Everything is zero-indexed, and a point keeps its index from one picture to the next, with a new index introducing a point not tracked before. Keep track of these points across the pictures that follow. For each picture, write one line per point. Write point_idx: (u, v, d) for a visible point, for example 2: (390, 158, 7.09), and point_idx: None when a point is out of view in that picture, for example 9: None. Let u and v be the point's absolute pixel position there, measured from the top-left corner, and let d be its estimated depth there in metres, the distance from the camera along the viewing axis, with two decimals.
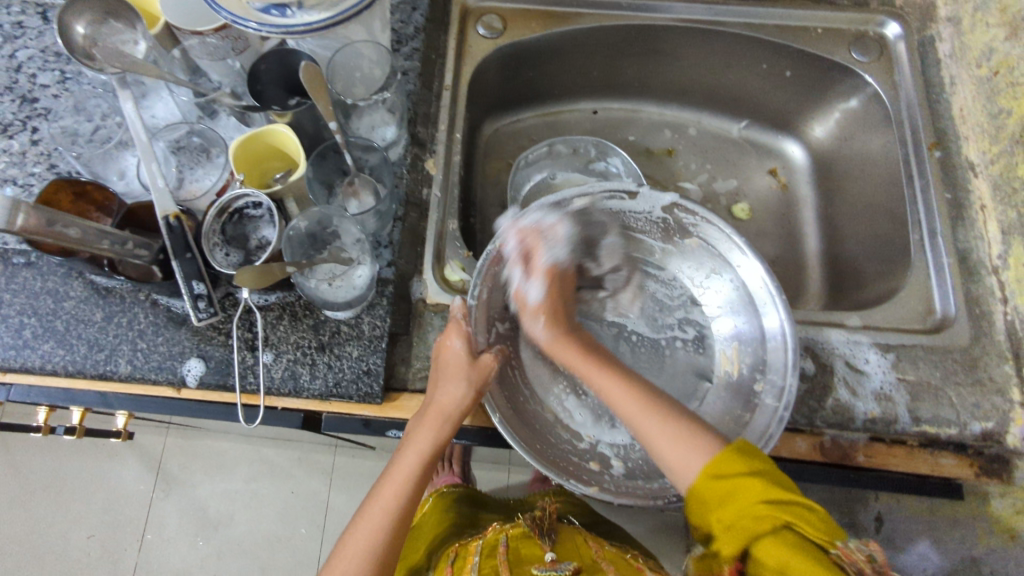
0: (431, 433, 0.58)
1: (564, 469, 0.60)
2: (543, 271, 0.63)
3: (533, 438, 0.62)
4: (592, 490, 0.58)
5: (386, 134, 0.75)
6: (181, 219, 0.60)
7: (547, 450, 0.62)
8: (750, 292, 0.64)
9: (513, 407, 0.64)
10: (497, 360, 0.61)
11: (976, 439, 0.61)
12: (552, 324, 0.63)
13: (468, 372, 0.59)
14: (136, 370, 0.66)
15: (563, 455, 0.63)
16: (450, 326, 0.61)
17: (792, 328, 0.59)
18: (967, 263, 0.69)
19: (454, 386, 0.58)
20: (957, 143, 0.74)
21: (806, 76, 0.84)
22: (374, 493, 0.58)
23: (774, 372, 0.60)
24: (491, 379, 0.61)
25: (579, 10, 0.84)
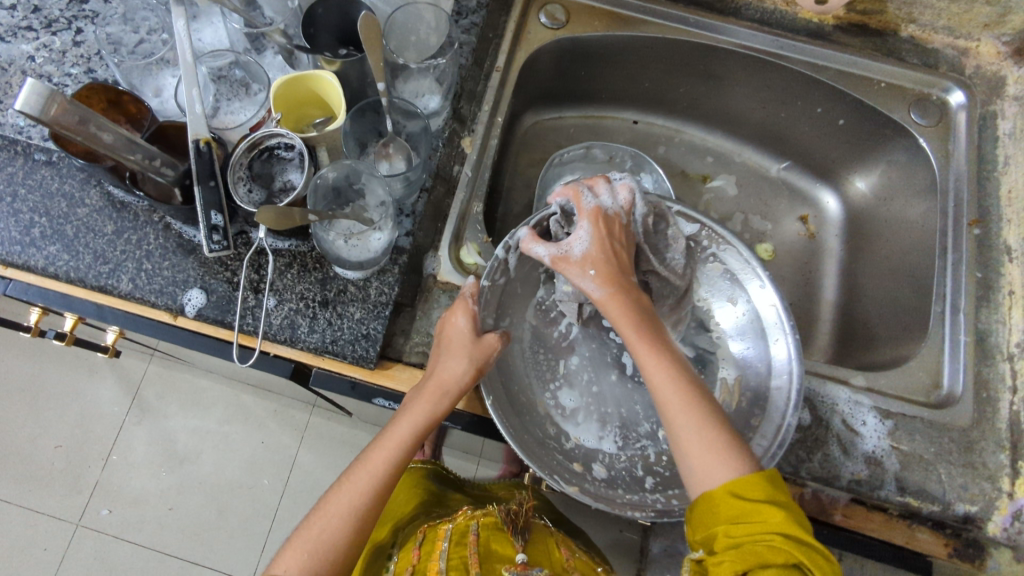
0: (428, 407, 0.57)
1: (547, 463, 0.60)
2: (588, 213, 0.58)
3: (521, 431, 0.61)
4: (572, 490, 0.58)
5: (429, 103, 0.74)
6: (211, 145, 0.59)
7: (534, 443, 0.61)
8: (766, 326, 0.63)
9: (508, 394, 0.63)
10: (500, 341, 0.59)
11: (956, 520, 0.60)
12: (602, 280, 0.57)
13: (471, 350, 0.58)
14: (136, 289, 0.65)
15: (549, 453, 0.62)
16: (457, 302, 0.60)
17: (801, 367, 0.59)
18: (983, 346, 0.67)
19: (455, 364, 0.57)
20: (998, 223, 0.72)
21: (859, 128, 0.83)
22: (366, 454, 0.57)
23: (775, 409, 0.60)
24: (493, 359, 0.59)
25: (645, 17, 0.84)
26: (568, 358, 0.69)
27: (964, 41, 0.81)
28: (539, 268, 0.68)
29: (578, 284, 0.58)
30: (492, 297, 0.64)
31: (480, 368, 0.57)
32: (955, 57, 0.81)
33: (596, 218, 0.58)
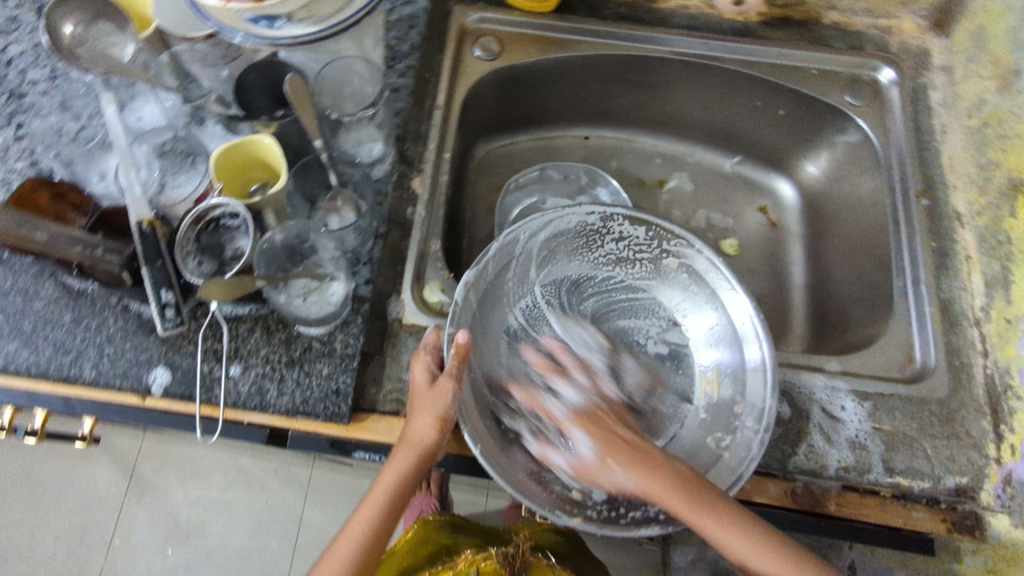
0: (404, 463, 0.57)
1: (547, 496, 0.59)
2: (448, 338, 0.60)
3: (516, 467, 0.60)
4: (576, 522, 0.57)
5: (372, 151, 0.75)
6: (154, 225, 0.60)
7: (529, 478, 0.60)
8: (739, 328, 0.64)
9: (495, 430, 0.62)
10: (458, 383, 0.57)
11: (948, 493, 0.60)
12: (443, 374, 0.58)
13: (430, 401, 0.57)
14: (100, 376, 0.64)
15: (549, 485, 0.61)
16: (417, 356, 0.61)
17: (774, 357, 0.59)
18: (949, 314, 0.68)
19: (420, 419, 0.57)
20: (945, 191, 0.73)
21: (799, 115, 0.84)
22: (352, 517, 0.59)
23: (755, 395, 0.60)
24: (451, 405, 0.57)
25: (577, 38, 0.85)
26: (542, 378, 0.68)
27: (886, 19, 0.82)
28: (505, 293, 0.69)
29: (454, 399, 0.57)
30: (464, 332, 0.62)
31: (442, 420, 0.57)
32: (879, 36, 0.82)
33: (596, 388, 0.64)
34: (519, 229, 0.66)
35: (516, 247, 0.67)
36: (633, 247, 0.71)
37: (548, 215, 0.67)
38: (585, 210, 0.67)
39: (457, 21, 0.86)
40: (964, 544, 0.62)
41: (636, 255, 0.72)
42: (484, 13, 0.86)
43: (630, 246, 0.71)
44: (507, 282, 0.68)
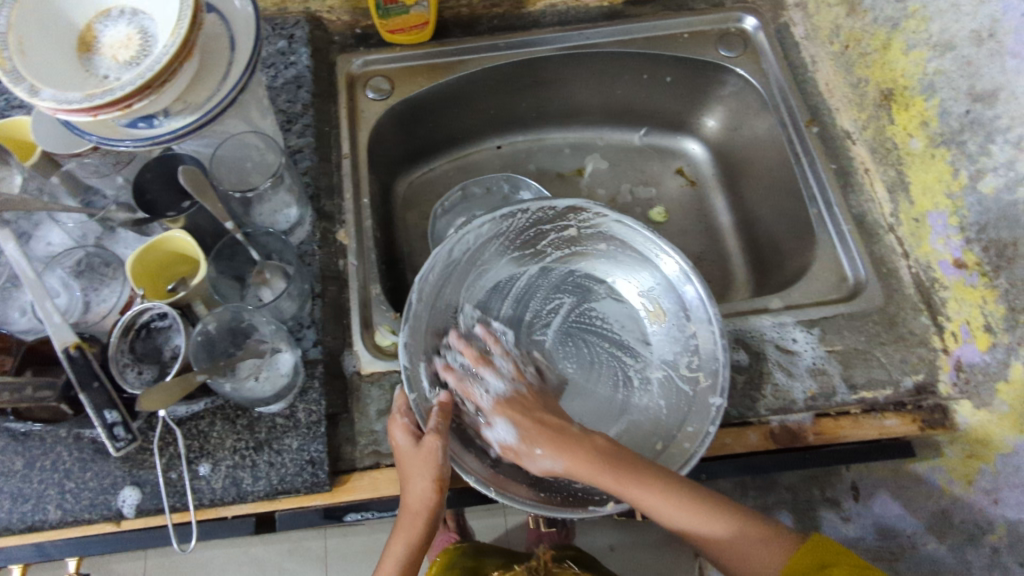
0: (415, 530, 0.58)
1: (573, 503, 0.60)
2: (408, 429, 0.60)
3: (536, 490, 0.61)
4: (611, 507, 0.59)
5: (289, 216, 0.75)
6: (82, 347, 0.57)
7: (552, 485, 0.61)
8: (671, 278, 0.68)
9: (498, 462, 0.63)
10: (440, 438, 0.57)
11: (910, 394, 0.63)
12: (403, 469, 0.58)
13: (419, 464, 0.57)
14: (67, 514, 0.61)
15: (570, 489, 0.62)
16: (393, 423, 0.60)
17: (708, 292, 0.64)
18: (866, 227, 0.71)
19: (416, 485, 0.57)
20: (831, 116, 0.78)
21: (685, 78, 0.88)
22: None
23: (705, 339, 0.64)
24: (444, 461, 0.57)
25: (460, 57, 0.88)
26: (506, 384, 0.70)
27: None
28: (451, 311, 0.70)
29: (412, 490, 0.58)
30: (422, 381, 0.62)
31: (439, 478, 0.57)
32: None
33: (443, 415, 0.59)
34: (430, 270, 0.66)
35: (445, 272, 0.68)
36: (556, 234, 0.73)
37: (446, 244, 0.66)
38: (477, 223, 0.68)
39: (344, 70, 0.88)
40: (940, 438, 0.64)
41: (537, 239, 0.74)
42: (366, 57, 0.88)
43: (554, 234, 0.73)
44: (443, 316, 0.68)
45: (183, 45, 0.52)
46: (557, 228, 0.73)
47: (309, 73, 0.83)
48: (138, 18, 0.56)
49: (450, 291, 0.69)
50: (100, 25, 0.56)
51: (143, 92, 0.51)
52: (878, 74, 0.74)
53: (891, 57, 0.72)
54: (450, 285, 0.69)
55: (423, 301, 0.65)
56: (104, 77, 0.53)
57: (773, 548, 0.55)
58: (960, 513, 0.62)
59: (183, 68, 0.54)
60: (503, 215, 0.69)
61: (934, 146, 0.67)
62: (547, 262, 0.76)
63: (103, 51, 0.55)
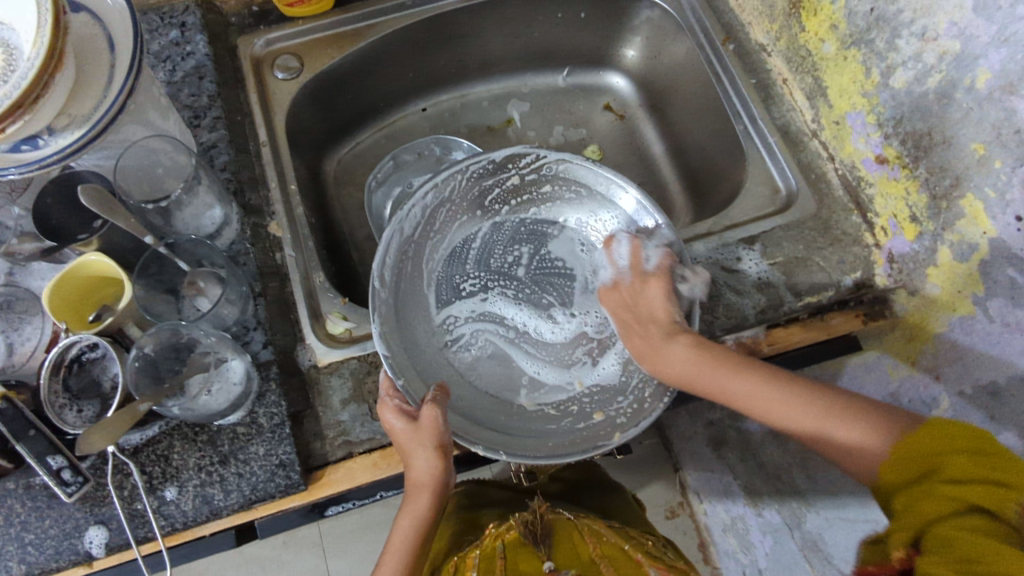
0: (421, 503, 0.59)
1: (578, 446, 0.58)
2: (391, 409, 0.58)
3: (541, 440, 0.59)
4: (619, 438, 0.57)
5: (213, 216, 0.71)
6: (9, 396, 0.54)
7: (554, 439, 0.59)
8: (631, 215, 0.65)
9: (487, 421, 0.60)
10: (436, 407, 0.56)
11: (851, 291, 0.65)
12: (404, 434, 0.57)
13: (419, 438, 0.57)
14: (32, 566, 0.59)
15: (571, 433, 0.59)
16: (382, 405, 0.59)
17: (668, 221, 0.62)
18: (791, 137, 0.73)
19: (419, 459, 0.57)
20: (745, 31, 0.78)
21: (600, 12, 0.86)
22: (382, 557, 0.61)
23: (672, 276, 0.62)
24: (446, 433, 0.57)
25: (367, 23, 0.84)
26: (467, 345, 0.67)
27: None
28: (415, 280, 0.66)
29: (416, 459, 0.57)
30: (403, 364, 0.60)
31: (441, 446, 0.57)
32: None
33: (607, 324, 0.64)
34: (386, 253, 0.63)
35: (406, 231, 0.65)
36: (503, 186, 0.70)
37: (395, 221, 0.63)
38: (418, 195, 0.65)
39: (246, 53, 0.83)
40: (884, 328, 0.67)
41: (481, 197, 0.70)
42: (267, 35, 0.83)
43: (503, 186, 0.70)
44: (411, 293, 0.65)
45: (48, 54, 0.47)
46: (500, 183, 0.70)
47: (210, 61, 0.77)
48: None
49: (411, 268, 0.66)
50: None
51: (13, 113, 0.46)
52: None
53: None
54: (410, 263, 0.66)
55: (388, 288, 0.62)
56: None
57: (854, 428, 0.50)
58: (907, 394, 0.64)
59: (57, 79, 0.49)
60: (443, 179, 0.66)
61: (845, 48, 0.66)
62: (497, 218, 0.72)
63: None
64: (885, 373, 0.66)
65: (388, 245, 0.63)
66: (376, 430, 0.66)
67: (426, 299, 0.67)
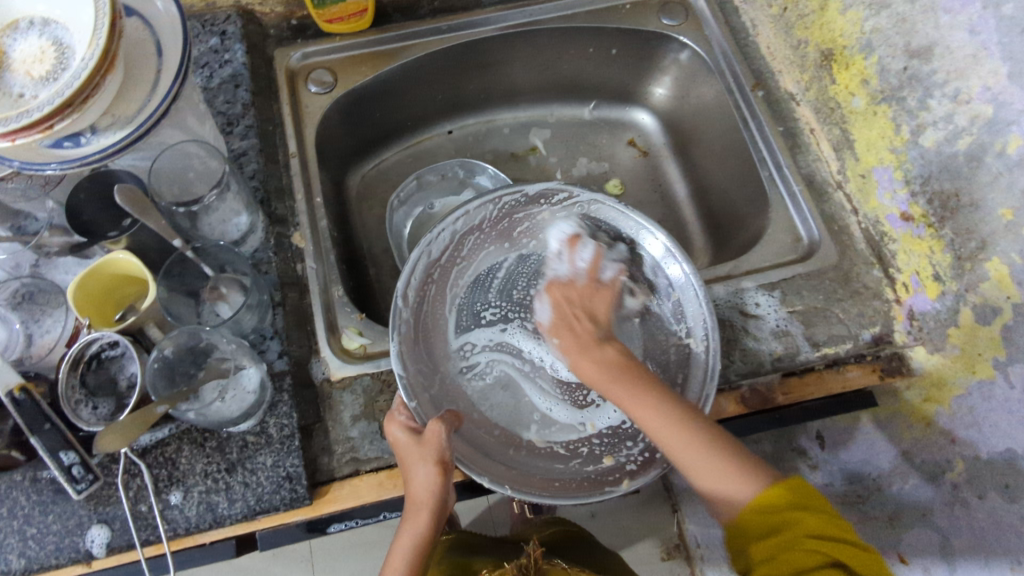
0: (419, 521, 0.57)
1: (585, 489, 0.58)
2: (392, 426, 0.59)
3: (548, 479, 0.59)
4: (626, 486, 0.58)
5: (239, 224, 0.72)
6: (27, 389, 0.54)
7: (564, 479, 0.59)
8: (659, 260, 0.66)
9: (497, 455, 0.60)
10: (441, 423, 0.56)
11: (868, 346, 0.65)
12: (405, 446, 0.57)
13: (422, 452, 0.56)
14: (31, 561, 0.59)
15: (579, 475, 0.60)
16: (388, 420, 0.59)
17: (694, 270, 0.61)
18: (816, 187, 0.73)
19: (419, 473, 0.56)
20: (775, 80, 0.79)
21: (632, 49, 0.88)
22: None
23: (694, 325, 0.62)
24: (445, 447, 0.56)
25: (402, 44, 0.85)
26: (483, 374, 0.68)
27: None
28: (438, 305, 0.68)
29: (416, 474, 0.56)
30: (418, 383, 0.61)
31: (441, 461, 0.55)
32: None
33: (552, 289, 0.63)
34: (411, 275, 0.64)
35: (434, 254, 0.66)
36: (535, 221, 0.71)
37: (423, 245, 0.65)
38: (449, 221, 0.66)
39: (282, 65, 0.85)
40: (900, 384, 0.67)
41: (510, 228, 0.71)
42: (305, 49, 0.85)
43: (535, 220, 0.71)
44: (431, 316, 0.67)
45: (103, 56, 0.48)
46: (532, 217, 0.70)
47: (247, 71, 0.79)
48: (49, 28, 0.51)
49: (434, 291, 0.67)
50: (9, 39, 0.52)
51: (63, 111, 0.48)
52: (817, 35, 0.75)
53: (829, 18, 0.74)
54: (433, 287, 0.67)
55: (410, 308, 0.64)
56: (21, 96, 0.50)
57: (745, 486, 0.53)
58: (919, 453, 0.65)
59: (108, 80, 0.50)
60: (474, 207, 0.67)
61: (875, 103, 0.69)
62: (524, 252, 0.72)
63: (15, 67, 0.51)
64: (898, 431, 0.67)
65: (414, 268, 0.64)
66: (384, 449, 0.66)
67: (445, 323, 0.68)
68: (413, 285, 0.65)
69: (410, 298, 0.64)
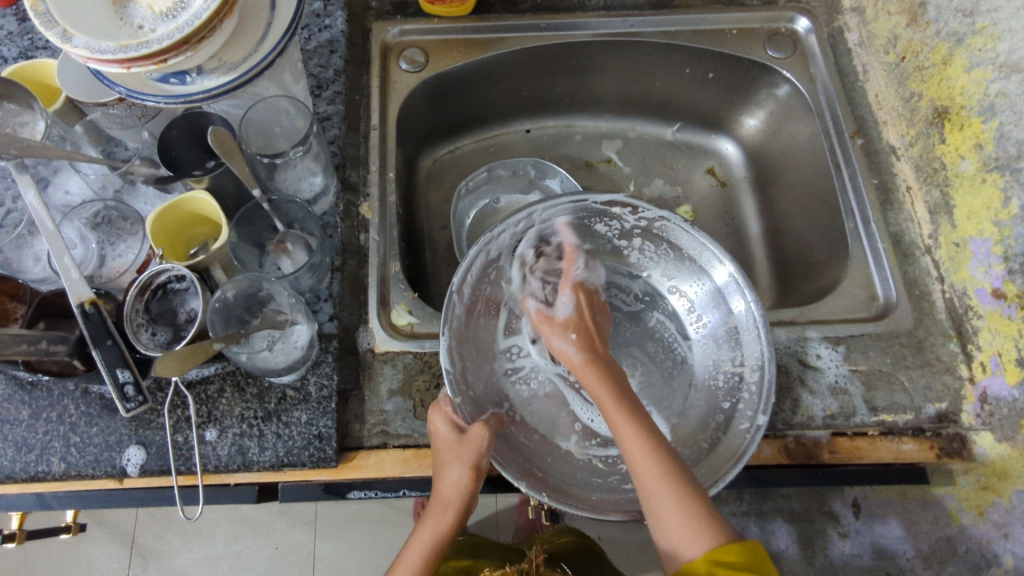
0: (444, 520, 0.59)
1: (619, 506, 0.56)
2: (434, 417, 0.59)
3: (585, 492, 0.58)
4: None
5: (313, 184, 0.73)
6: (97, 304, 0.56)
7: (604, 496, 0.58)
8: (721, 286, 0.64)
9: (535, 462, 0.60)
10: (486, 428, 0.57)
11: (931, 421, 0.63)
12: (445, 438, 0.58)
13: (460, 452, 0.57)
14: (70, 467, 0.61)
15: (618, 492, 0.58)
16: (434, 410, 0.60)
17: (759, 305, 0.59)
18: (902, 246, 0.71)
19: (453, 472, 0.57)
20: (876, 129, 0.77)
21: (729, 76, 0.86)
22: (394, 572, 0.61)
23: (751, 358, 0.60)
24: (485, 451, 0.57)
25: (498, 35, 0.85)
26: (527, 377, 0.67)
27: None
28: (490, 299, 0.67)
29: (450, 472, 0.57)
30: (463, 379, 0.61)
31: (476, 467, 0.56)
32: None
33: (575, 288, 0.65)
34: (468, 272, 0.63)
35: (492, 252, 0.65)
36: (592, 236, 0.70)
37: (482, 244, 0.64)
38: (511, 221, 0.65)
39: (377, 38, 0.85)
40: (956, 467, 0.64)
41: None
42: (403, 26, 0.86)
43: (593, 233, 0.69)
44: (483, 317, 0.66)
45: (222, 1, 0.50)
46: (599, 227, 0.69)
47: (344, 39, 0.80)
48: None
49: (489, 291, 0.67)
50: None
51: (179, 48, 0.49)
52: (934, 90, 0.73)
53: (950, 73, 0.72)
54: (488, 288, 0.67)
55: (463, 304, 0.63)
56: (138, 27, 0.51)
57: (693, 530, 0.49)
58: (967, 542, 0.62)
59: (223, 25, 0.52)
60: (537, 212, 0.66)
61: (986, 171, 0.68)
62: None
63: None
64: (946, 515, 0.63)
65: (471, 267, 0.63)
66: (415, 428, 0.66)
67: (495, 324, 0.68)
68: (467, 281, 0.63)
69: (464, 295, 0.63)
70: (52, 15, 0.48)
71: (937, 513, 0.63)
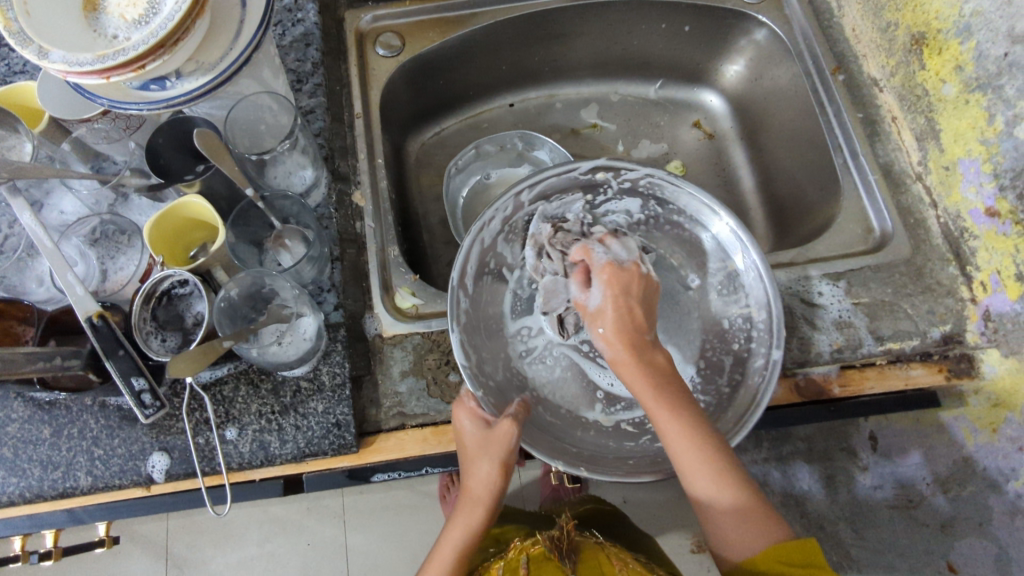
0: (475, 515, 0.61)
1: (654, 466, 0.58)
2: (460, 411, 0.60)
3: (617, 458, 0.60)
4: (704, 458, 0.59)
5: (304, 177, 0.73)
6: (105, 316, 0.57)
7: (634, 458, 0.60)
8: (719, 237, 0.64)
9: (558, 433, 0.61)
10: (513, 425, 0.56)
11: (937, 344, 0.64)
12: (473, 437, 0.58)
13: (488, 449, 0.57)
14: (97, 480, 0.62)
15: (648, 451, 0.60)
16: (458, 406, 0.60)
17: (759, 255, 0.59)
18: (893, 176, 0.72)
19: (481, 469, 0.59)
20: (857, 63, 0.78)
21: (704, 27, 0.86)
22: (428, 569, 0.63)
23: (756, 305, 0.61)
24: (513, 445, 0.57)
25: (473, 11, 0.85)
26: (543, 352, 0.68)
27: None
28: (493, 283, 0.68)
29: (479, 469, 0.59)
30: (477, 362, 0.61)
31: (505, 462, 0.58)
32: None
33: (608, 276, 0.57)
34: (467, 262, 0.63)
35: (487, 239, 0.65)
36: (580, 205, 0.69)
37: (475, 234, 0.64)
38: (499, 203, 0.65)
39: (351, 27, 0.85)
40: (965, 388, 0.65)
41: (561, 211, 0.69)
42: (375, 12, 0.86)
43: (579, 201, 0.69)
44: (488, 299, 0.67)
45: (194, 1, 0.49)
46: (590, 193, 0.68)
47: (318, 30, 0.79)
48: None
49: (491, 279, 0.67)
50: None
51: (156, 52, 0.49)
52: (909, 17, 0.72)
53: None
54: (489, 275, 0.67)
55: (467, 294, 0.63)
56: (113, 37, 0.51)
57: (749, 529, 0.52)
58: (982, 459, 0.65)
59: (197, 25, 0.52)
60: (523, 189, 0.65)
61: (969, 92, 0.66)
62: None
63: (110, 9, 0.53)
64: (960, 437, 0.65)
65: (467, 259, 0.63)
66: (432, 406, 0.67)
67: (501, 307, 0.68)
68: (466, 272, 0.64)
69: (467, 284, 0.63)
70: (26, 34, 0.47)
71: (952, 435, 0.66)
